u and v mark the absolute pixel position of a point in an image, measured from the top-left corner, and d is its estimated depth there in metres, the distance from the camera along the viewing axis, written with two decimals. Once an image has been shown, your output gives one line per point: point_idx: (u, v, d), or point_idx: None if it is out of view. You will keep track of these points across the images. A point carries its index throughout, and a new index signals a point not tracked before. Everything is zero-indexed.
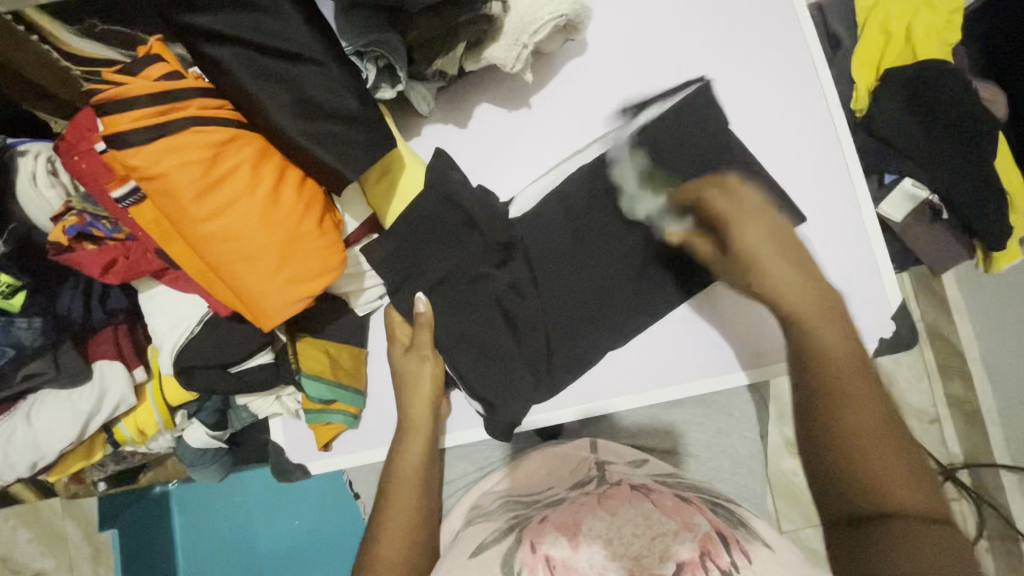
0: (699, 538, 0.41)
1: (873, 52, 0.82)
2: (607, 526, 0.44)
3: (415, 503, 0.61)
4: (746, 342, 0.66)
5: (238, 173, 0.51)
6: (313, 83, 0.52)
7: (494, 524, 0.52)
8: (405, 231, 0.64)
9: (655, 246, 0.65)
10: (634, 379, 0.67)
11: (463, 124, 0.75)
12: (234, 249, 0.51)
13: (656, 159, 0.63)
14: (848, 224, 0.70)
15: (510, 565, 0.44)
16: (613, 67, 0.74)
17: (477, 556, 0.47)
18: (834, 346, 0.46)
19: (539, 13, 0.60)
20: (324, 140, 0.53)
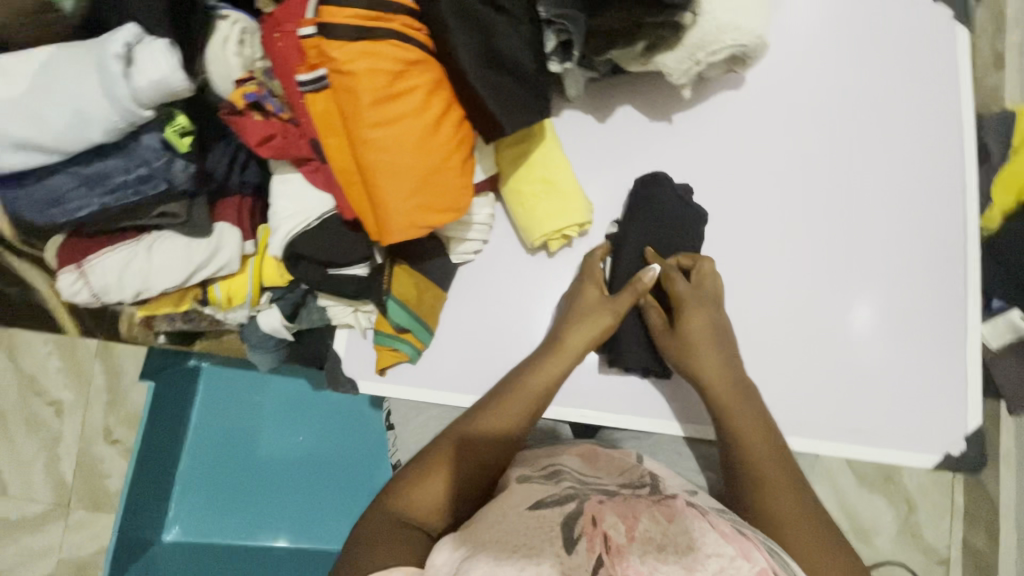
0: (755, 567, 0.44)
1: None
2: (665, 530, 0.46)
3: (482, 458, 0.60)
4: (839, 407, 0.70)
5: (413, 94, 0.54)
6: (505, 37, 0.55)
7: (549, 490, 0.53)
8: (577, 199, 0.70)
9: (773, 302, 0.72)
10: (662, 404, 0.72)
11: (602, 118, 0.76)
12: (386, 160, 0.54)
13: (800, 224, 0.74)
14: (934, 335, 0.71)
15: (570, 528, 0.46)
16: (759, 109, 0.75)
17: (535, 509, 0.50)
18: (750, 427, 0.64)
19: (724, 37, 0.62)
20: (496, 91, 0.56)
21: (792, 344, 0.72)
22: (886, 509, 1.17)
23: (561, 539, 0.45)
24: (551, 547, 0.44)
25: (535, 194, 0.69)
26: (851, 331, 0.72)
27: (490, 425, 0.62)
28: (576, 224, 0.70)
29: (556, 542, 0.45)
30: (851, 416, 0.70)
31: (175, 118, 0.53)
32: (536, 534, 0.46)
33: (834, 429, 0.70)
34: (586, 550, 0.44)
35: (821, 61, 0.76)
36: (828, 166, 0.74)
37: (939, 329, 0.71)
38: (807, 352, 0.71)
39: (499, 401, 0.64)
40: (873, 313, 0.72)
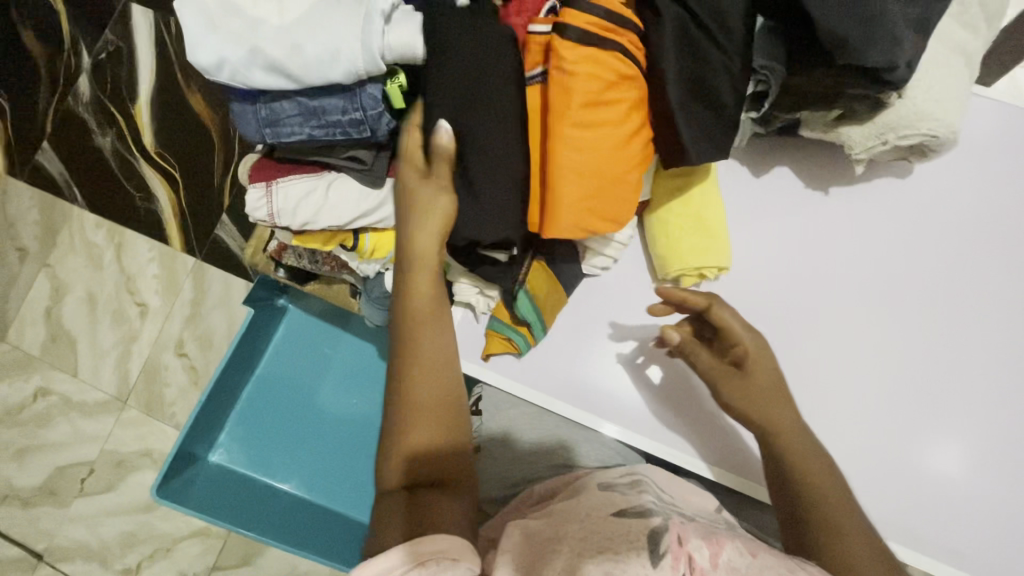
0: None
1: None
2: (748, 564, 0.42)
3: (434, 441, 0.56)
4: (940, 523, 0.67)
5: (617, 106, 0.57)
6: (713, 71, 0.57)
7: (632, 502, 0.52)
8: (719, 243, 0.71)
9: (890, 397, 0.70)
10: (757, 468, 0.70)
11: (757, 172, 0.77)
12: (575, 158, 0.56)
13: (937, 325, 0.72)
14: None
15: (655, 543, 0.44)
16: (918, 202, 0.75)
17: (619, 518, 0.49)
18: (851, 527, 0.57)
19: (919, 123, 0.63)
20: (690, 120, 0.58)
21: (902, 443, 0.69)
22: None
23: (647, 551, 0.44)
24: (636, 555, 0.43)
25: (682, 228, 0.70)
26: (966, 449, 0.69)
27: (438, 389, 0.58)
28: (713, 267, 0.71)
29: (641, 553, 0.44)
30: (950, 537, 0.67)
31: (398, 76, 0.58)
32: (624, 543, 0.45)
33: (931, 547, 0.66)
34: (670, 567, 0.43)
35: (994, 172, 0.75)
36: (975, 277, 0.73)
37: None
38: (913, 454, 0.69)
39: (403, 362, 0.60)
40: (993, 436, 0.69)
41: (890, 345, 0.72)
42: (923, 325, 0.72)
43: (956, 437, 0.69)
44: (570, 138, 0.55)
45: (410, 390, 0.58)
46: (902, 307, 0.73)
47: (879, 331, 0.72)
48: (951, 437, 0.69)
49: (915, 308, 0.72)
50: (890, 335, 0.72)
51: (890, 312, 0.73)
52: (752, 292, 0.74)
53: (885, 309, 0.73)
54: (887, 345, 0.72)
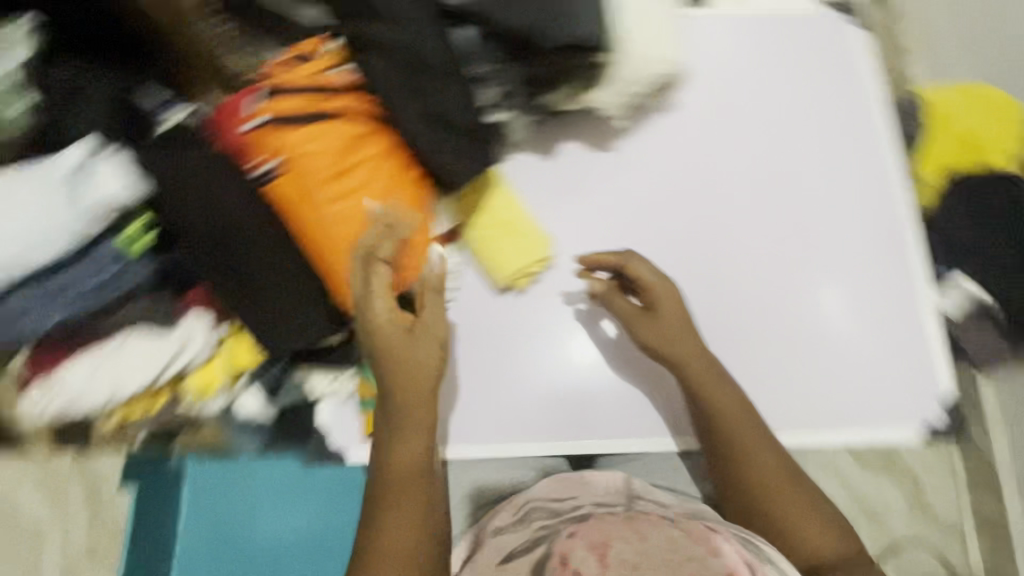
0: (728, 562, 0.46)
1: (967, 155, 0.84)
2: (634, 552, 0.44)
3: (412, 529, 0.51)
4: (816, 396, 0.73)
5: (363, 166, 0.56)
6: (438, 97, 0.59)
7: (528, 538, 0.59)
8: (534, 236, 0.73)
9: (738, 308, 0.75)
10: (669, 420, 0.73)
11: (547, 155, 0.79)
12: (347, 228, 0.56)
13: (752, 228, 0.77)
14: (884, 312, 0.76)
15: None
16: (693, 127, 0.80)
17: None
18: (749, 438, 0.65)
19: (647, 68, 0.67)
20: (440, 149, 0.59)
21: (765, 342, 0.74)
22: None
23: None
24: None
25: (496, 237, 0.72)
26: (813, 324, 0.75)
27: (406, 465, 0.53)
28: (538, 261, 0.73)
29: None
30: (827, 404, 0.73)
31: (130, 226, 0.63)
32: None
33: (815, 421, 0.73)
34: None
35: (741, 77, 0.81)
36: (765, 172, 0.79)
37: (889, 305, 0.76)
38: (775, 348, 0.74)
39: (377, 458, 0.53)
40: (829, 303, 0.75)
41: (722, 262, 0.76)
42: (743, 233, 0.77)
43: (804, 318, 0.75)
44: (331, 212, 0.57)
45: (385, 486, 0.52)
46: (718, 223, 0.77)
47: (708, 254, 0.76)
48: (800, 320, 0.75)
49: (728, 220, 0.77)
50: (717, 253, 0.76)
51: (709, 233, 0.77)
52: None
53: (704, 232, 0.77)
54: (718, 263, 0.76)
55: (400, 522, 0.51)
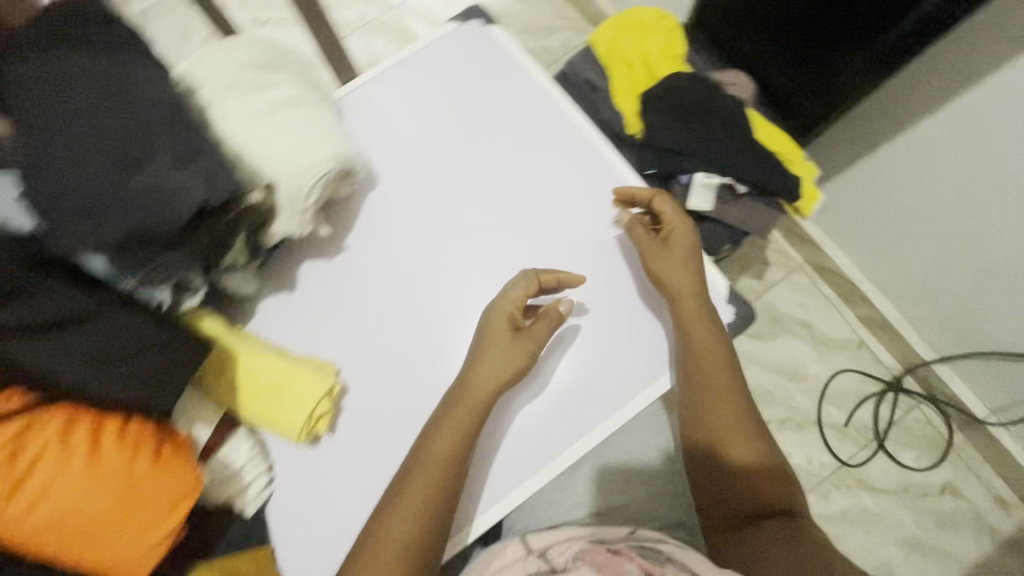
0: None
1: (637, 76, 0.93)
2: None
3: (415, 528, 0.64)
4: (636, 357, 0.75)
5: (47, 452, 0.50)
6: (99, 336, 0.54)
7: None
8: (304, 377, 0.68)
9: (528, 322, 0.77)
10: (528, 458, 0.71)
11: (291, 289, 0.77)
12: (67, 528, 0.50)
13: (500, 245, 0.79)
14: (647, 247, 0.78)
15: None
16: (403, 188, 0.81)
17: None
18: (710, 352, 0.71)
19: (305, 181, 0.66)
20: (134, 382, 0.55)
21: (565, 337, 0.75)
22: (796, 341, 1.41)
23: None
24: None
25: (268, 402, 0.67)
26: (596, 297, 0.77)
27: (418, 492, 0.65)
28: (325, 395, 0.69)
29: None
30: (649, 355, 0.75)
31: None
32: None
33: (648, 377, 0.74)
34: None
35: (420, 121, 0.83)
36: (484, 191, 0.81)
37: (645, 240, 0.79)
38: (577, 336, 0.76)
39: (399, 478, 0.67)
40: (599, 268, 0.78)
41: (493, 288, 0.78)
42: (495, 254, 0.79)
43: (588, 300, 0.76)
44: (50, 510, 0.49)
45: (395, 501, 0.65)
46: (467, 259, 0.79)
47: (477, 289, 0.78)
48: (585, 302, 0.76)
49: (477, 251, 0.79)
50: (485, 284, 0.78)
51: (469, 271, 0.78)
52: (381, 364, 0.75)
53: (465, 273, 0.78)
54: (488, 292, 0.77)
55: (398, 529, 0.64)
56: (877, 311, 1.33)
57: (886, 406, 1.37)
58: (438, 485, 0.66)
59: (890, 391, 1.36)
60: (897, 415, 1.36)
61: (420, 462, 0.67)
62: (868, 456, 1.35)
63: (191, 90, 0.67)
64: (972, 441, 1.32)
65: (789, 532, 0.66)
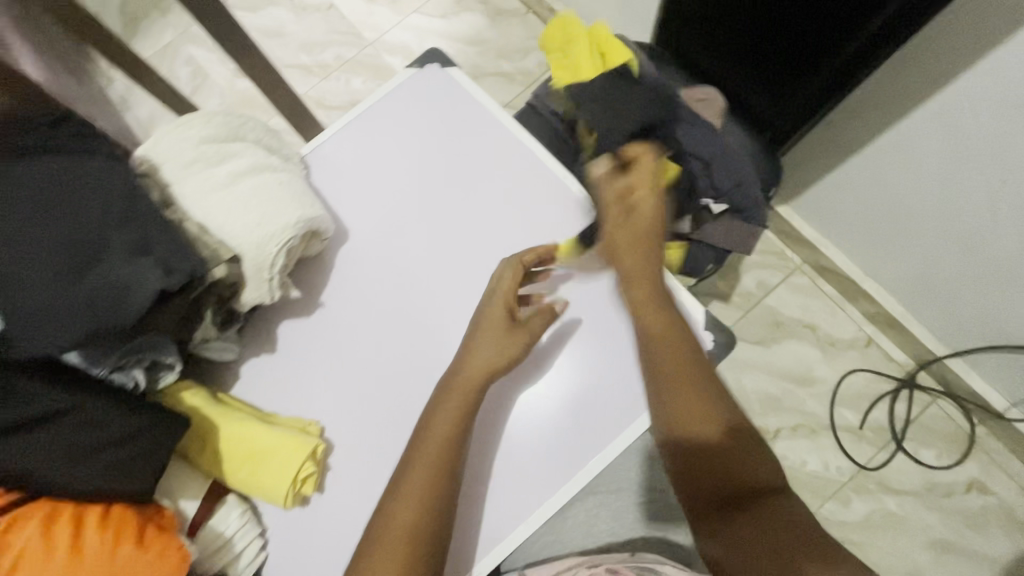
0: None
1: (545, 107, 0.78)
2: None
3: (412, 522, 0.61)
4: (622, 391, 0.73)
5: (26, 551, 0.51)
6: (75, 429, 0.55)
7: None
8: (284, 443, 0.68)
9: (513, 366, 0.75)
10: (518, 504, 0.70)
11: (271, 349, 0.78)
12: None
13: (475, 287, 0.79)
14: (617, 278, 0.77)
15: None
16: (374, 239, 0.82)
17: None
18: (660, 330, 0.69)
19: (268, 248, 0.67)
20: (112, 468, 0.56)
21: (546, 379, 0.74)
22: (801, 344, 1.37)
23: None
24: None
25: (252, 471, 0.68)
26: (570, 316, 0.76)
27: (414, 485, 0.63)
28: (308, 458, 0.69)
29: None
30: (634, 389, 0.73)
31: None
32: None
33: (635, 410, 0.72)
34: None
35: (386, 170, 0.84)
36: (454, 234, 0.81)
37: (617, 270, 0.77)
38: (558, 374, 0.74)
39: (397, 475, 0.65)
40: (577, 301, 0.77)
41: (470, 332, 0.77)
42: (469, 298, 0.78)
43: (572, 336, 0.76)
44: None
45: (392, 499, 0.63)
46: (439, 306, 0.78)
47: (453, 335, 0.77)
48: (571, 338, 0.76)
49: (451, 297, 0.79)
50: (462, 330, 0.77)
51: (445, 317, 0.78)
52: (363, 418, 0.75)
53: (441, 319, 0.78)
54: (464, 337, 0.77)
55: (402, 520, 0.61)
56: (883, 307, 1.30)
57: (901, 404, 1.32)
58: (436, 475, 0.64)
59: (904, 388, 1.32)
60: (913, 412, 1.31)
61: (413, 460, 0.65)
62: (887, 457, 1.30)
63: (153, 170, 0.69)
64: (996, 434, 1.27)
65: (763, 472, 0.61)
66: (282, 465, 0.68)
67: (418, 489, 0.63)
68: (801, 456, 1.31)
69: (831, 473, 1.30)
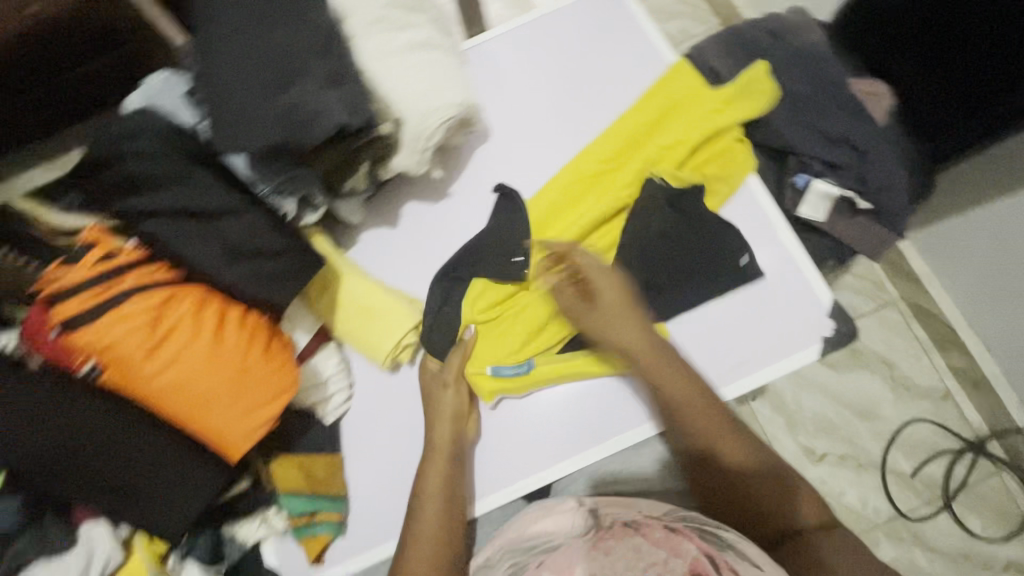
0: (687, 560, 0.47)
1: (615, 146, 0.78)
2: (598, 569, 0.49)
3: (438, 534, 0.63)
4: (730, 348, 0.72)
5: (181, 326, 0.56)
6: (236, 232, 0.59)
7: None
8: (394, 309, 0.72)
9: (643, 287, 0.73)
10: (593, 427, 0.72)
11: (393, 223, 0.81)
12: (187, 396, 0.56)
13: None
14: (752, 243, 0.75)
15: None
16: (514, 145, 0.82)
17: None
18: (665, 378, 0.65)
19: (429, 121, 0.69)
20: (257, 278, 0.60)
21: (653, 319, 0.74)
22: (872, 379, 1.32)
23: None
24: None
25: (360, 324, 0.72)
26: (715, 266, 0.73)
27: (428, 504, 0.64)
28: (412, 328, 0.72)
29: None
30: (740, 351, 0.72)
31: None
32: None
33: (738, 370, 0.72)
34: None
35: (541, 82, 0.84)
36: None
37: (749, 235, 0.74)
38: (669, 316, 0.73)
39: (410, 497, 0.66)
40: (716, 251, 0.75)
41: None
42: None
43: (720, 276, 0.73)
44: (176, 379, 0.56)
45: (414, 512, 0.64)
46: None
47: None
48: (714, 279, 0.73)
49: None
50: None
51: None
52: None
53: None
54: None
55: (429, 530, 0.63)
56: (975, 365, 1.24)
57: (961, 465, 1.27)
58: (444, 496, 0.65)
59: (969, 452, 1.26)
60: (972, 476, 1.26)
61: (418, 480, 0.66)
62: (930, 513, 1.26)
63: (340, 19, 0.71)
64: None
65: (815, 518, 0.61)
66: (390, 325, 0.71)
67: (432, 499, 0.64)
68: (841, 486, 1.28)
69: (867, 512, 1.27)
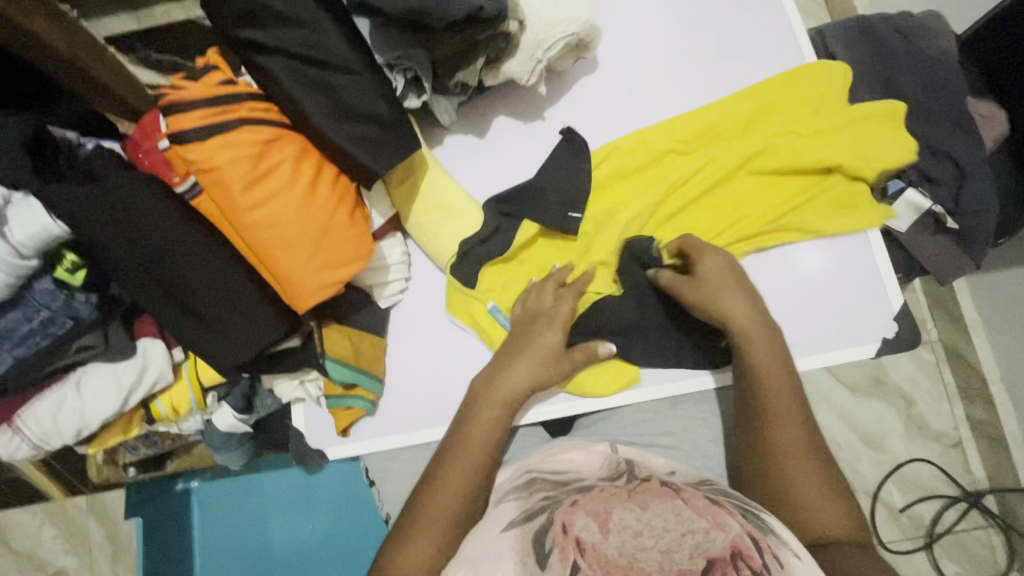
0: (730, 535, 0.44)
1: (694, 128, 0.76)
2: (637, 518, 0.44)
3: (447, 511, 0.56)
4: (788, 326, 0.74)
5: (280, 169, 0.58)
6: (349, 91, 0.59)
7: (523, 505, 0.51)
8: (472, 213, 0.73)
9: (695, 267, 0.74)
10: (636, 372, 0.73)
11: (481, 133, 0.81)
12: (272, 235, 0.58)
13: None
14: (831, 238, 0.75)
15: (541, 543, 0.45)
16: (619, 84, 0.81)
17: (506, 532, 0.48)
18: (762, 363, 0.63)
19: (553, 31, 0.67)
20: (359, 141, 0.60)
21: None
22: (889, 411, 1.30)
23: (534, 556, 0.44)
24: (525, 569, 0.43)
25: (435, 220, 0.72)
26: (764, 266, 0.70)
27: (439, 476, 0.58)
28: None
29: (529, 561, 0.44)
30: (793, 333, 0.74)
31: (65, 258, 0.59)
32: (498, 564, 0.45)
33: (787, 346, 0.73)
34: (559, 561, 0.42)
35: (661, 28, 0.82)
36: None
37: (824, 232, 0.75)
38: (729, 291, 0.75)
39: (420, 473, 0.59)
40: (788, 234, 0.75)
41: None
42: None
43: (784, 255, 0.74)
44: (265, 216, 0.57)
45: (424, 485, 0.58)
46: None
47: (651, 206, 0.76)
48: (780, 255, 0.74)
49: None
50: None
51: None
52: None
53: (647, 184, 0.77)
54: None
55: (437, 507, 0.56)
56: (996, 419, 1.23)
57: (953, 511, 1.25)
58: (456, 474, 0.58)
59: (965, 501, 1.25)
60: (961, 525, 1.24)
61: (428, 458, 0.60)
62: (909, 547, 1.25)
63: None
64: None
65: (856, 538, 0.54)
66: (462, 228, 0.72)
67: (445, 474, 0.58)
68: None
69: None
